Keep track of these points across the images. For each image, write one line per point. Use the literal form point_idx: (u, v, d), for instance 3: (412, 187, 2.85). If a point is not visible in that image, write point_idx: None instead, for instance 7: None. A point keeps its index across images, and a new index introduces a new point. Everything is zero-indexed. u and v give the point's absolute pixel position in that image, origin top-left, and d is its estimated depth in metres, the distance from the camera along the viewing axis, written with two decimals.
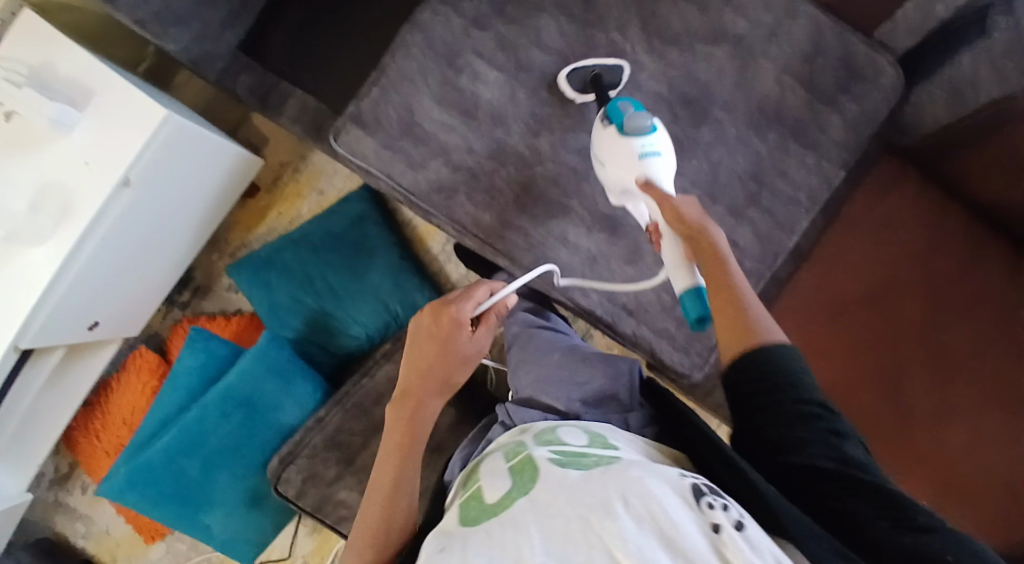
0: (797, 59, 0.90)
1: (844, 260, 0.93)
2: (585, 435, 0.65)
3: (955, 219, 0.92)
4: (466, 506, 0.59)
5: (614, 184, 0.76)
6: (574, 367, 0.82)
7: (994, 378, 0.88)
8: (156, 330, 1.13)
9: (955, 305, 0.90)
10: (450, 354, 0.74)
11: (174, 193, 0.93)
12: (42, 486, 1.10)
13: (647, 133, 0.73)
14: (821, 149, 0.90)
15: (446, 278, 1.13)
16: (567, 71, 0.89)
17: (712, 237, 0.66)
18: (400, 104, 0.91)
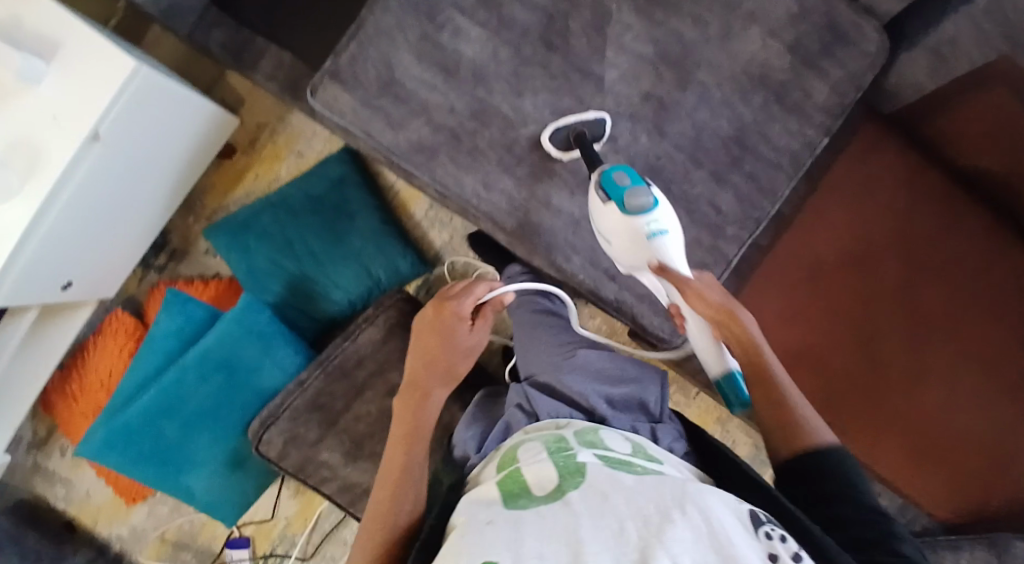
0: (785, 20, 0.86)
1: (819, 227, 0.93)
2: (628, 445, 0.68)
3: (930, 184, 0.92)
4: (506, 483, 0.62)
5: (622, 259, 0.72)
6: (601, 373, 0.84)
7: (964, 340, 0.89)
8: (134, 294, 1.13)
9: (927, 269, 0.91)
10: (450, 347, 0.78)
11: (145, 148, 0.89)
12: (20, 450, 1.14)
13: (652, 210, 0.68)
14: (803, 114, 0.87)
15: (428, 243, 1.14)
16: (548, 132, 0.84)
17: (741, 323, 0.68)
18: (376, 59, 0.85)
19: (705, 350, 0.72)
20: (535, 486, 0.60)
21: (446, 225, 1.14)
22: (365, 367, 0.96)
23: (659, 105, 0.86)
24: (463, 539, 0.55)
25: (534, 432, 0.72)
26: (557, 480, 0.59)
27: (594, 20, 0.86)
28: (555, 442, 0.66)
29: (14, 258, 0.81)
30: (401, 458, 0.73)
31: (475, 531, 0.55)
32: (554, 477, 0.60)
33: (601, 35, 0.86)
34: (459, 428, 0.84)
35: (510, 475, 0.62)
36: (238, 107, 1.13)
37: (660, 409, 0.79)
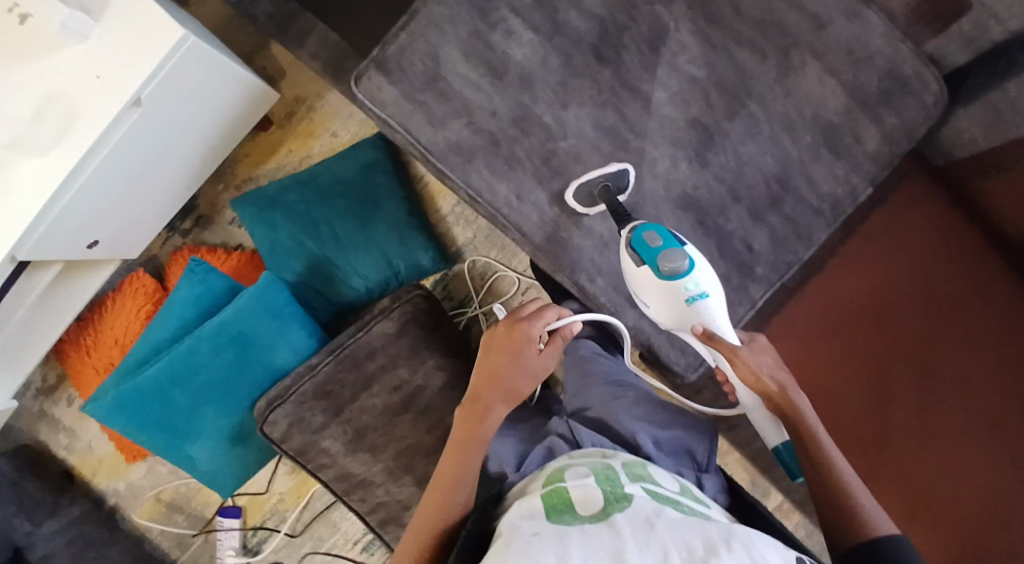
0: (846, 61, 0.83)
1: (849, 277, 0.92)
2: (675, 482, 0.72)
3: (969, 245, 0.89)
4: (553, 501, 0.64)
5: (663, 320, 0.76)
6: (652, 413, 0.87)
7: (988, 405, 0.84)
8: (157, 254, 1.13)
9: (955, 328, 0.87)
10: (517, 368, 0.78)
11: (184, 117, 0.89)
12: (29, 394, 1.16)
13: (689, 274, 0.72)
14: (851, 160, 0.85)
15: (451, 239, 1.13)
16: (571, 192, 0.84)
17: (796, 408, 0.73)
18: (423, 51, 0.82)
19: (762, 421, 0.79)
20: (582, 505, 0.62)
21: (471, 222, 1.13)
22: (376, 360, 0.96)
23: (705, 133, 0.84)
24: (508, 546, 0.56)
25: (582, 458, 0.76)
26: (605, 502, 0.61)
27: (651, 36, 0.83)
28: (603, 471, 0.68)
29: (42, 216, 0.81)
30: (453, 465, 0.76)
31: (520, 540, 0.56)
32: (602, 499, 0.62)
33: (655, 53, 0.83)
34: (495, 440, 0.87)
35: (559, 494, 0.65)
36: (278, 78, 1.11)
37: (708, 459, 0.83)
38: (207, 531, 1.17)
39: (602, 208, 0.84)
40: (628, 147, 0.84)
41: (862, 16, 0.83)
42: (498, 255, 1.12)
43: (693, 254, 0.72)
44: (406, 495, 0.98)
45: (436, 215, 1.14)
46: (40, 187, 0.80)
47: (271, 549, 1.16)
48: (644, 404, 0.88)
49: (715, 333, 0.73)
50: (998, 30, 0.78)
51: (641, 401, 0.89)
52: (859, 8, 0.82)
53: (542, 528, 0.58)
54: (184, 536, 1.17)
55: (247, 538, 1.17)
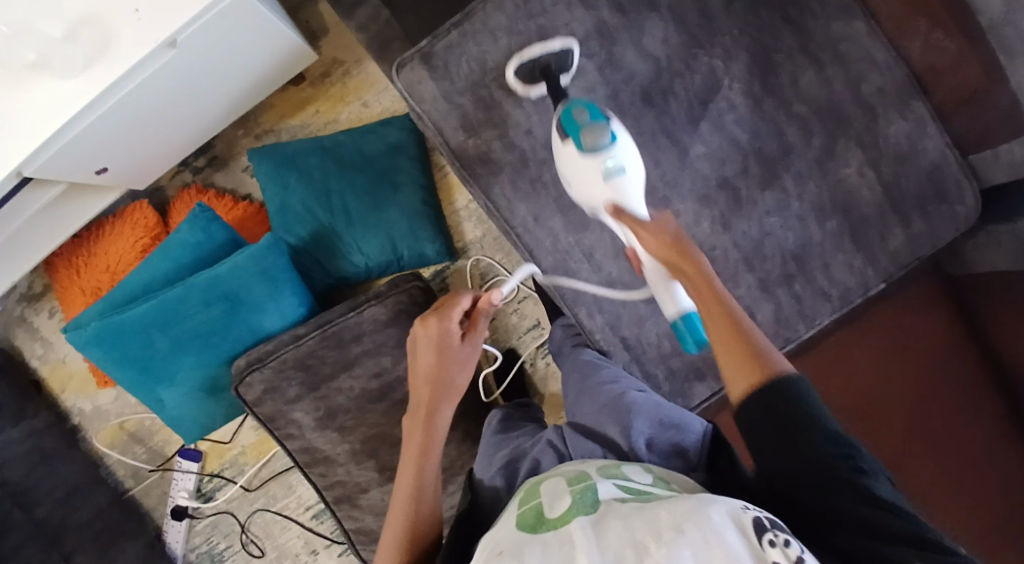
0: (888, 156, 0.83)
1: (838, 353, 0.92)
2: (650, 475, 0.67)
3: (941, 313, 0.91)
4: (526, 508, 0.63)
5: (584, 201, 0.74)
6: (644, 410, 0.78)
7: (955, 451, 0.87)
8: (164, 187, 1.12)
9: (925, 383, 0.89)
10: (449, 361, 0.77)
11: (217, 63, 0.87)
12: (12, 298, 1.16)
13: (609, 149, 0.69)
14: (872, 255, 0.84)
15: (459, 234, 1.13)
16: (512, 65, 0.80)
17: (694, 260, 0.66)
18: (471, 56, 0.81)
19: (660, 289, 0.71)
20: (550, 513, 0.60)
21: (482, 222, 1.13)
22: (361, 343, 0.96)
23: (735, 197, 0.82)
24: None
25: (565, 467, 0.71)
26: (569, 508, 0.60)
27: (702, 89, 0.81)
28: (576, 479, 0.65)
29: (57, 137, 0.79)
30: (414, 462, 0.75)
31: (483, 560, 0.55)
32: (567, 504, 0.60)
33: (704, 107, 0.82)
34: (481, 462, 0.84)
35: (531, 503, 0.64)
36: (319, 37, 1.09)
37: (699, 457, 0.74)
38: (164, 469, 1.18)
39: (543, 90, 0.81)
40: (656, 194, 0.82)
41: (914, 116, 0.82)
42: (502, 259, 1.13)
43: (620, 131, 0.70)
44: (366, 479, 1.00)
45: (449, 207, 1.14)
46: (59, 110, 0.77)
47: (224, 498, 1.17)
48: (638, 403, 0.79)
49: (626, 206, 0.70)
50: None
51: (638, 401, 0.79)
52: (913, 108, 0.82)
53: (506, 546, 0.57)
54: (140, 469, 1.18)
55: (202, 483, 1.18)
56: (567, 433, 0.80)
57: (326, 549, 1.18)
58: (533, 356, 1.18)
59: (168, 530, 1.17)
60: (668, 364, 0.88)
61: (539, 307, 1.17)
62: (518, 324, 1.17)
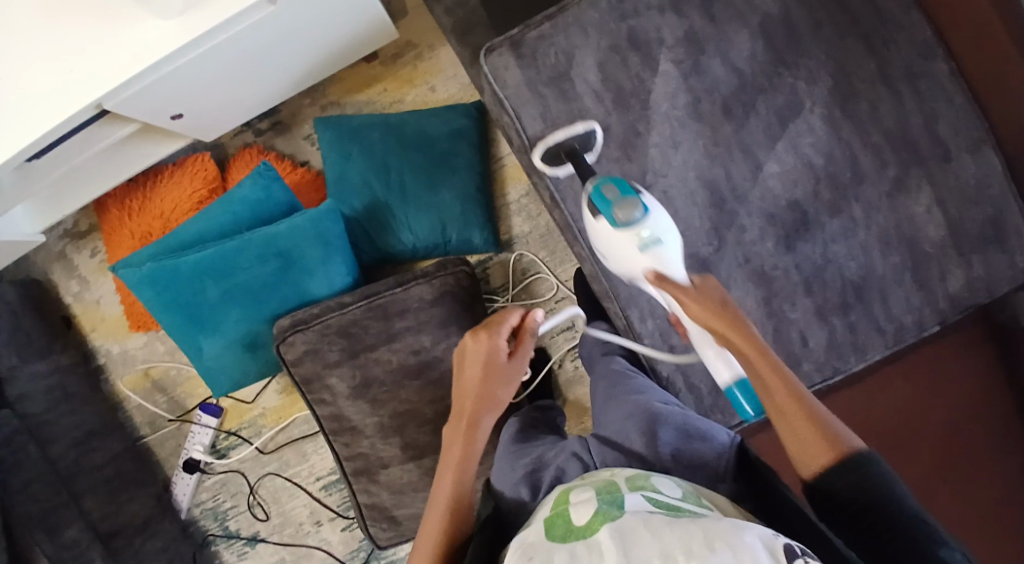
0: (956, 198, 0.83)
1: (887, 380, 0.92)
2: (680, 490, 0.64)
3: (986, 357, 0.92)
4: (554, 512, 0.60)
5: (621, 268, 0.72)
6: (669, 425, 0.78)
7: (990, 485, 0.87)
8: (225, 144, 1.12)
9: (970, 417, 0.90)
10: (495, 375, 0.77)
11: (307, 25, 0.87)
12: (56, 233, 1.15)
13: (644, 219, 0.68)
14: (929, 293, 0.85)
15: (507, 227, 1.14)
16: (535, 152, 0.81)
17: (744, 327, 0.67)
18: (560, 48, 0.81)
19: (711, 356, 0.72)
20: (577, 520, 0.57)
21: (531, 217, 1.13)
22: (405, 319, 0.96)
23: (802, 219, 0.83)
24: None
25: (592, 478, 0.68)
26: (597, 515, 0.56)
27: (784, 108, 0.82)
28: (606, 488, 0.62)
29: (144, 75, 0.80)
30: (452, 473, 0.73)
31: None
32: (596, 510, 0.57)
33: (782, 126, 0.83)
34: (502, 463, 0.82)
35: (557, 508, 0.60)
36: (398, 16, 1.10)
37: (726, 467, 0.74)
38: (183, 420, 1.18)
39: (569, 169, 0.81)
40: (724, 206, 0.83)
41: (985, 162, 0.83)
42: (545, 256, 1.13)
43: (652, 200, 0.69)
44: (388, 454, 1.00)
45: (502, 198, 1.14)
46: (152, 47, 0.78)
47: (238, 457, 1.17)
48: (664, 414, 0.80)
49: (667, 276, 0.68)
50: None
51: (665, 412, 0.80)
52: (985, 153, 0.83)
53: (534, 554, 0.55)
54: (159, 418, 1.18)
55: (218, 440, 1.18)
56: (590, 443, 0.81)
57: (330, 521, 1.17)
58: (563, 358, 1.17)
59: (177, 481, 1.17)
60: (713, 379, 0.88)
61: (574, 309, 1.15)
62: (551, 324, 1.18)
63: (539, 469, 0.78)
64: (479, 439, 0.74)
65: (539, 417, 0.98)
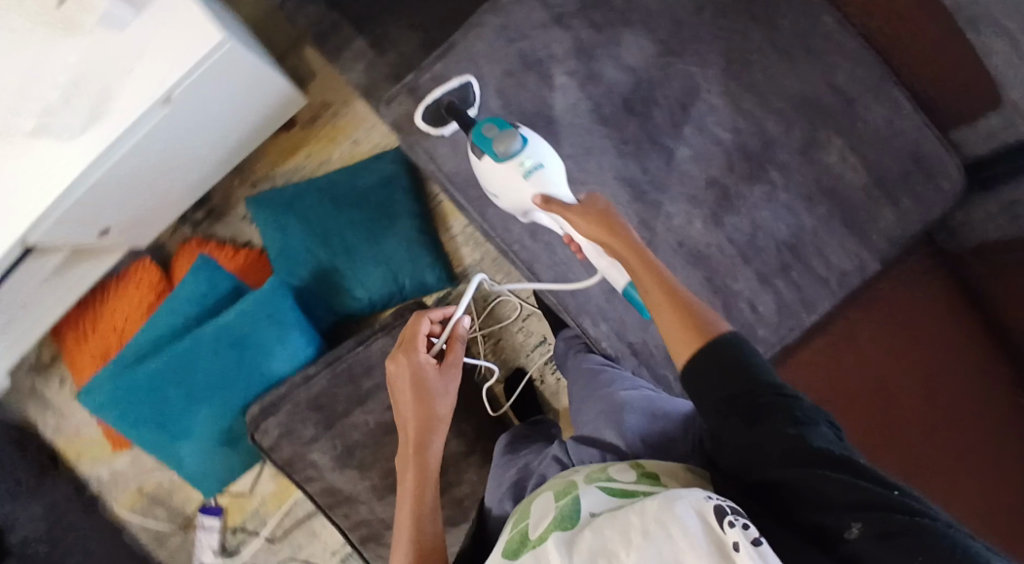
0: (869, 141, 0.84)
1: (847, 331, 0.91)
2: (632, 471, 0.67)
3: (942, 282, 0.91)
4: (515, 529, 0.64)
5: (515, 205, 0.78)
6: (634, 408, 0.79)
7: (984, 419, 0.85)
8: (165, 243, 1.13)
9: (944, 354, 0.88)
10: (429, 392, 0.78)
11: (210, 116, 0.89)
12: (22, 371, 1.16)
13: (523, 149, 0.75)
14: (864, 237, 0.86)
15: (459, 259, 1.14)
16: (418, 110, 0.83)
17: (618, 229, 0.69)
18: (456, 83, 0.83)
19: (606, 267, 0.76)
20: (532, 532, 0.61)
21: (480, 245, 1.14)
22: (372, 377, 0.98)
23: (724, 194, 0.85)
24: None
25: (555, 481, 0.72)
26: (551, 522, 0.61)
27: (682, 94, 0.84)
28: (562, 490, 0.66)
29: (61, 201, 0.82)
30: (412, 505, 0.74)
31: None
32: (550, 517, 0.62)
33: (685, 111, 0.84)
34: (492, 487, 0.82)
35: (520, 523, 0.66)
36: (307, 79, 1.09)
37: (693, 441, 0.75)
38: (188, 526, 1.18)
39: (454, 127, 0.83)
40: (647, 199, 0.85)
41: (890, 100, 0.83)
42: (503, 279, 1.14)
43: (530, 132, 0.76)
44: (389, 515, 0.99)
45: (446, 232, 1.15)
46: (61, 172, 0.80)
47: (250, 552, 1.17)
48: (629, 400, 0.81)
49: (553, 194, 0.74)
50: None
51: (629, 398, 0.81)
52: (889, 92, 0.83)
53: None
54: (163, 531, 1.18)
55: (227, 539, 1.17)
56: (569, 443, 0.81)
57: None
58: (542, 371, 1.17)
59: None
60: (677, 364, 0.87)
61: (543, 322, 1.16)
62: (523, 343, 1.16)
63: (522, 482, 0.80)
64: (429, 463, 0.77)
65: (521, 427, 0.98)
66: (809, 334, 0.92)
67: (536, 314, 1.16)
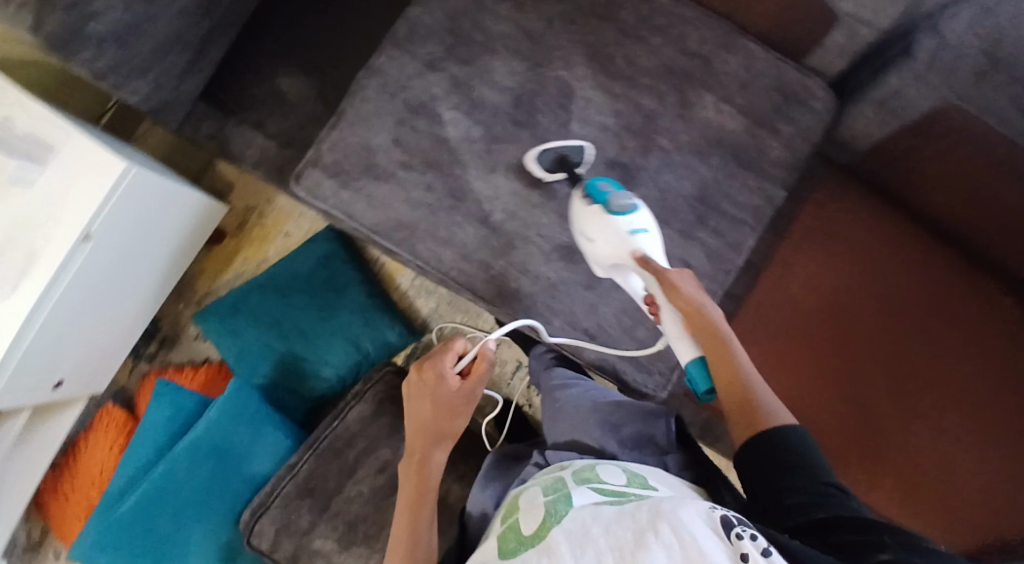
0: (735, 89, 0.91)
1: (794, 283, 0.99)
2: (623, 475, 0.76)
3: (854, 199, 1.00)
4: (505, 525, 0.72)
5: (603, 258, 0.82)
6: (610, 415, 0.91)
7: (939, 334, 0.97)
8: (125, 385, 1.13)
9: (888, 283, 0.98)
10: (445, 406, 0.84)
11: (135, 243, 0.93)
12: (14, 555, 1.11)
13: (631, 213, 0.81)
14: (761, 172, 0.91)
15: (416, 312, 1.16)
16: (536, 151, 0.88)
17: (710, 315, 0.73)
18: (354, 142, 0.89)
19: (676, 339, 0.76)
20: (526, 526, 0.68)
21: (432, 293, 1.16)
22: (355, 446, 0.97)
23: (626, 171, 0.91)
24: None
25: (542, 476, 0.80)
26: (544, 517, 0.67)
27: (560, 96, 0.91)
28: (553, 488, 0.73)
29: (7, 360, 0.83)
30: (408, 512, 0.80)
31: None
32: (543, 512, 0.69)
33: (567, 109, 0.91)
34: (476, 488, 0.90)
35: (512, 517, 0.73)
36: (226, 191, 1.15)
37: (667, 440, 0.89)
38: None
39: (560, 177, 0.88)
40: (559, 195, 0.90)
41: (740, 50, 0.92)
42: (463, 318, 1.15)
43: (641, 201, 0.82)
44: None
45: (396, 291, 1.17)
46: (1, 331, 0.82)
47: None
48: (602, 408, 0.92)
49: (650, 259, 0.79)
50: (868, 32, 0.85)
51: (602, 406, 0.92)
52: (736, 44, 0.92)
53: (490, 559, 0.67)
54: None
55: None
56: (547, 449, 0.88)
57: None
58: (526, 396, 1.20)
59: None
60: (636, 336, 0.90)
61: (514, 348, 1.21)
62: (501, 373, 1.21)
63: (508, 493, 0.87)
64: (430, 473, 0.83)
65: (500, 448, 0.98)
66: (738, 276, 0.99)
67: (505, 343, 1.21)
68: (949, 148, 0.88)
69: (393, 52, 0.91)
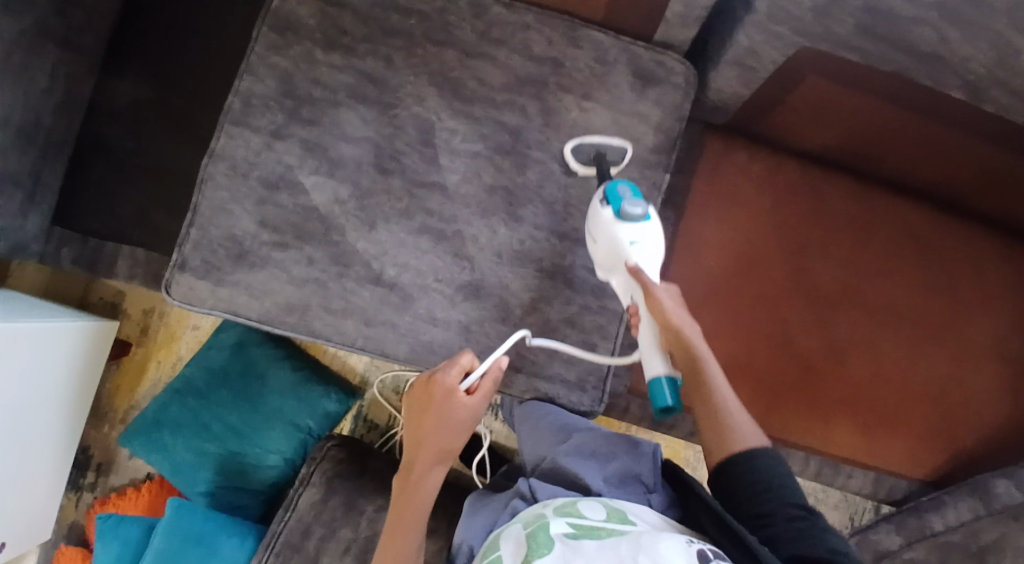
0: (593, 82, 0.89)
1: (706, 250, 0.99)
2: (604, 510, 0.72)
3: (740, 156, 1.01)
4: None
5: (603, 259, 0.79)
6: (595, 450, 0.85)
7: (850, 272, 1.00)
8: (74, 521, 1.09)
9: (792, 231, 1.00)
10: (450, 427, 0.78)
11: (25, 395, 0.87)
12: None
13: (641, 224, 0.76)
14: (639, 159, 0.89)
15: (352, 371, 1.12)
16: (572, 144, 0.88)
17: (696, 348, 0.72)
18: (221, 234, 0.85)
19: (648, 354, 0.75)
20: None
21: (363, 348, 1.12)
22: (313, 535, 0.94)
23: (507, 193, 0.88)
24: None
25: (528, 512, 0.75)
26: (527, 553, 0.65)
27: (420, 134, 0.88)
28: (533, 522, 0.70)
29: None
30: (392, 529, 0.79)
31: None
32: (526, 550, 0.66)
33: (430, 145, 0.88)
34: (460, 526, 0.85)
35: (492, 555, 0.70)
36: (120, 301, 1.10)
37: (654, 478, 0.82)
38: None
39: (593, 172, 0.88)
40: (447, 235, 0.87)
41: (587, 41, 0.89)
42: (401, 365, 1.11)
43: (654, 212, 0.78)
44: None
45: (326, 356, 1.12)
46: None
47: None
48: (584, 442, 0.86)
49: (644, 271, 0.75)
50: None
51: (584, 438, 0.86)
52: (582, 37, 0.89)
53: None
54: None
55: None
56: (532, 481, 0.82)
57: None
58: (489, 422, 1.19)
59: None
60: (559, 355, 0.88)
61: None
62: None
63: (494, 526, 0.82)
64: (424, 493, 0.79)
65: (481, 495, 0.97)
66: None
67: None
68: (816, 90, 0.88)
69: (233, 131, 0.86)
